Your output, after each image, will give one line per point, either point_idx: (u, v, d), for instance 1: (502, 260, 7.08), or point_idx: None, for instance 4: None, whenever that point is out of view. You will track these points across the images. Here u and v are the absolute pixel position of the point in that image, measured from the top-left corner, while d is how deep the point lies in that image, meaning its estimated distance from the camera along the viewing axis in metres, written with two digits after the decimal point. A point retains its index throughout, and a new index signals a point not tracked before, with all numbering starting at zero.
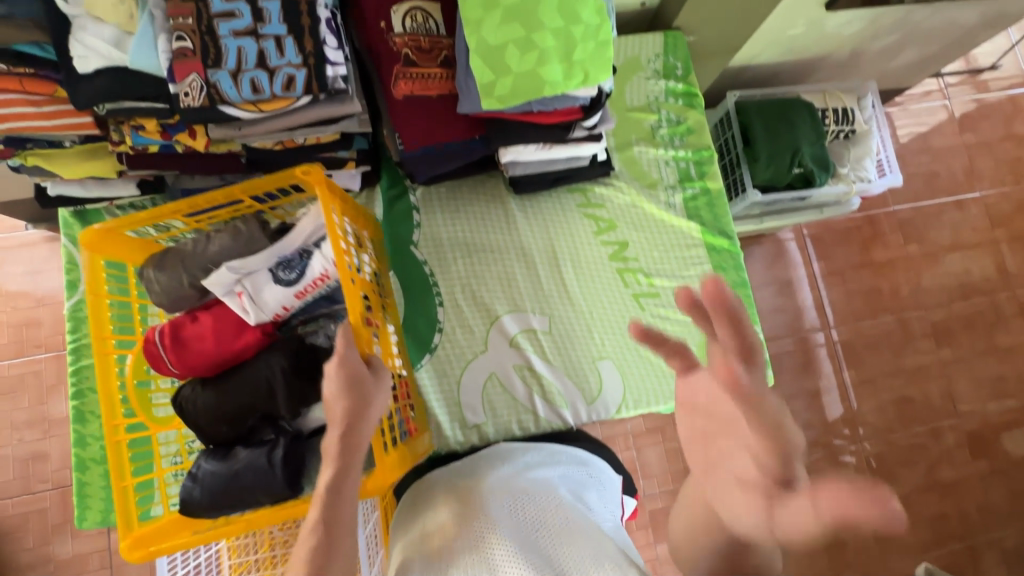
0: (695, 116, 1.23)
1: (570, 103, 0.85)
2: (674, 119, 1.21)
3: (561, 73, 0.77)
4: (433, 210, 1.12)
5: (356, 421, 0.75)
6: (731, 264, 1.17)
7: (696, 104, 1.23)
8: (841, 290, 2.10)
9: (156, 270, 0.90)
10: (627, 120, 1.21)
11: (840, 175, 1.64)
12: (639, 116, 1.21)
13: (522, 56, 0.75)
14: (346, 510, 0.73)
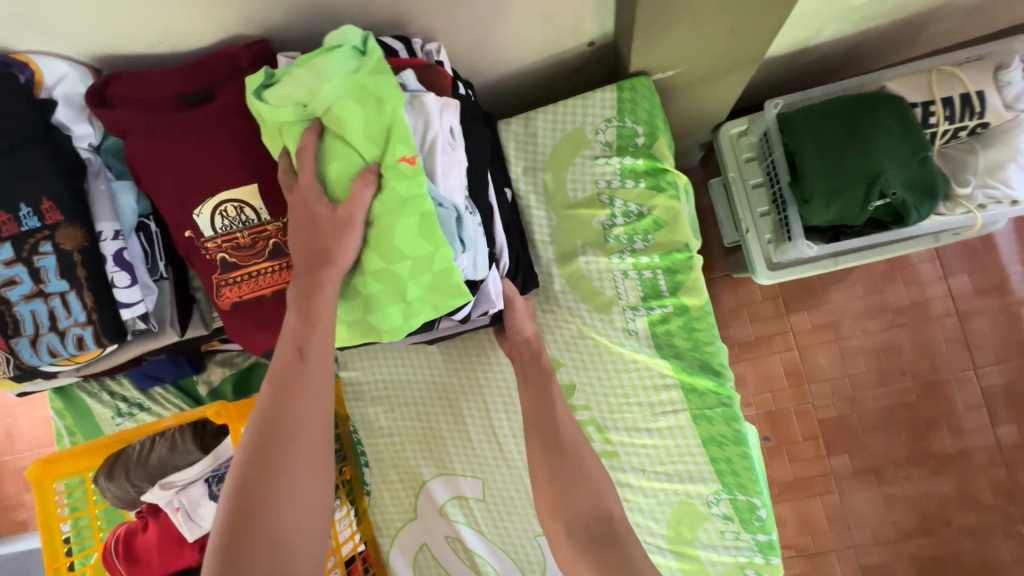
0: (666, 201, 0.92)
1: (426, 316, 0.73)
2: (634, 211, 0.93)
3: (404, 314, 0.68)
4: (351, 360, 1.01)
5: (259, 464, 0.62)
6: (720, 412, 0.88)
7: (665, 184, 0.92)
8: (996, 314, 1.48)
9: (106, 480, 0.83)
10: (569, 220, 0.95)
11: (957, 196, 1.10)
12: (587, 213, 0.94)
13: (349, 306, 0.68)
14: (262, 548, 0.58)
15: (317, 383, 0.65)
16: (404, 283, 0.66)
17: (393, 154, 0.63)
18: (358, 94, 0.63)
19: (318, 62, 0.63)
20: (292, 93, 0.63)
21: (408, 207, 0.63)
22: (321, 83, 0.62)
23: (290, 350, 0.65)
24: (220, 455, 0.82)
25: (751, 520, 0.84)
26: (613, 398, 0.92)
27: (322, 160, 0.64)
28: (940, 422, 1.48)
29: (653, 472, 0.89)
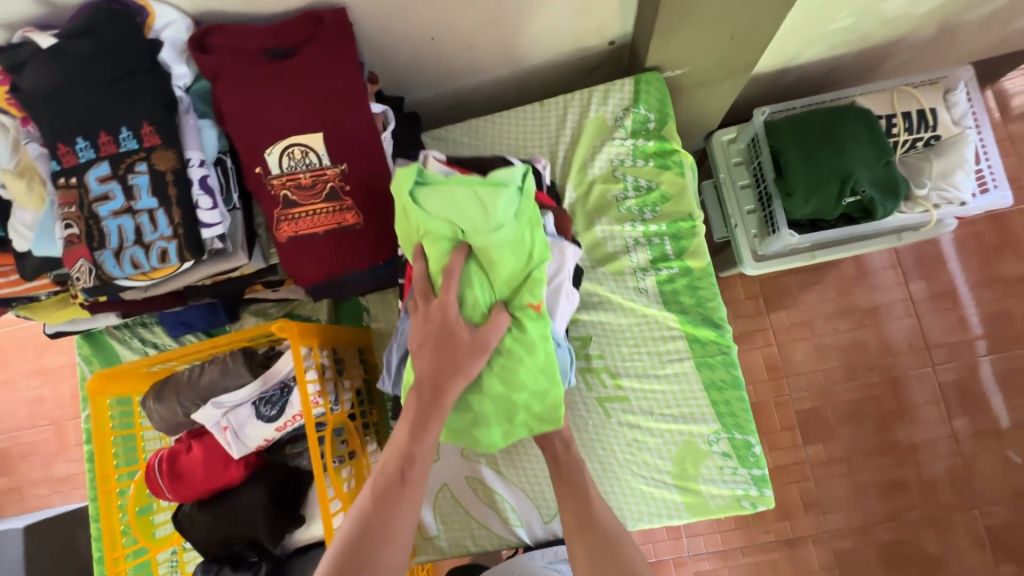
0: (672, 178, 1.06)
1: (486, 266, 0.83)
2: (644, 186, 1.06)
3: (505, 431, 0.85)
4: (380, 311, 1.08)
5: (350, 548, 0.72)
6: (720, 359, 1.00)
7: (673, 163, 1.05)
8: (949, 316, 1.66)
9: (156, 401, 0.88)
10: (588, 193, 1.08)
11: (915, 197, 1.27)
12: (604, 187, 1.07)
13: (457, 415, 0.84)
14: None
15: (411, 499, 0.76)
16: (512, 407, 0.82)
17: (523, 300, 0.79)
18: (516, 241, 0.76)
19: (490, 198, 0.72)
20: (450, 215, 0.73)
21: (535, 350, 0.81)
22: (483, 215, 0.72)
23: (395, 468, 0.76)
24: (268, 380, 0.87)
25: (748, 455, 0.95)
26: (626, 349, 1.04)
27: (462, 283, 0.78)
28: (903, 413, 1.63)
29: (661, 416, 0.99)
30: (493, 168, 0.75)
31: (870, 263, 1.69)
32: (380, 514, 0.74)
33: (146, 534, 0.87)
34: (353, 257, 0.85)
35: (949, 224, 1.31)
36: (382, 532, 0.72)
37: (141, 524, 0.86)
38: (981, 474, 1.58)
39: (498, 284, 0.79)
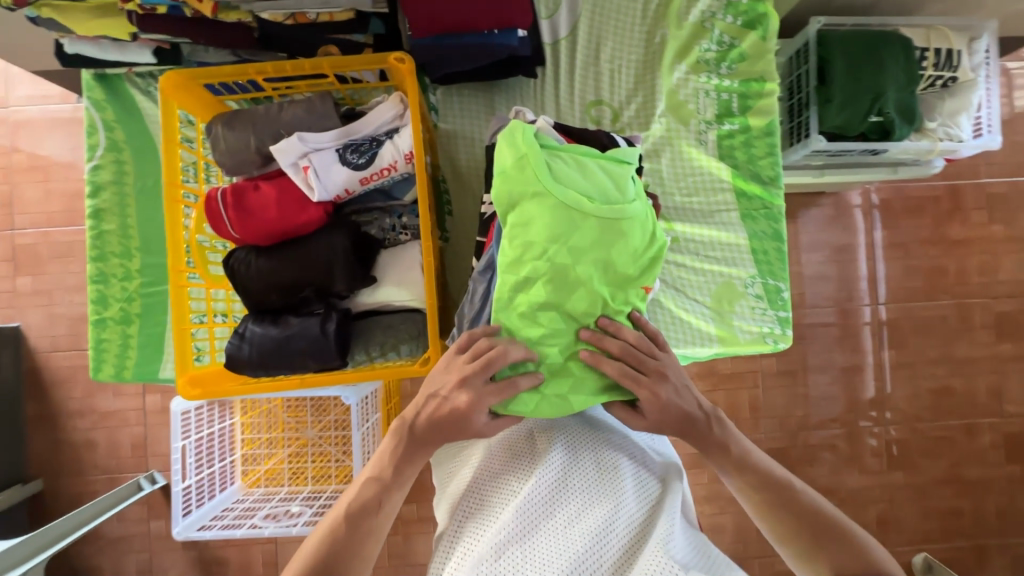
0: (755, 39, 1.02)
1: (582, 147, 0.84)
2: (726, 42, 1.03)
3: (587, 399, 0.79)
4: (451, 112, 1.04)
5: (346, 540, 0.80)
6: (764, 213, 1.05)
7: (764, 23, 1.01)
8: (898, 265, 1.76)
9: (225, 128, 0.81)
10: (673, 36, 1.04)
11: (926, 130, 1.40)
12: (691, 37, 1.04)
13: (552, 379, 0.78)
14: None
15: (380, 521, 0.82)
16: (569, 410, 0.79)
17: (640, 282, 0.79)
18: (642, 218, 0.77)
19: (622, 173, 0.77)
20: (580, 186, 0.75)
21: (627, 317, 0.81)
22: (614, 191, 0.76)
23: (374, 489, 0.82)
24: (356, 130, 0.83)
25: (777, 299, 1.04)
26: (681, 196, 1.06)
27: (581, 251, 0.74)
28: (845, 339, 1.76)
29: (705, 257, 1.06)
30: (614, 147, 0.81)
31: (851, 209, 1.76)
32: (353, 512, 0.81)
33: (203, 266, 0.82)
34: (482, 12, 0.86)
35: (935, 166, 1.50)
36: (365, 535, 0.81)
37: (198, 253, 0.81)
38: (894, 404, 1.77)
39: (615, 256, 0.75)
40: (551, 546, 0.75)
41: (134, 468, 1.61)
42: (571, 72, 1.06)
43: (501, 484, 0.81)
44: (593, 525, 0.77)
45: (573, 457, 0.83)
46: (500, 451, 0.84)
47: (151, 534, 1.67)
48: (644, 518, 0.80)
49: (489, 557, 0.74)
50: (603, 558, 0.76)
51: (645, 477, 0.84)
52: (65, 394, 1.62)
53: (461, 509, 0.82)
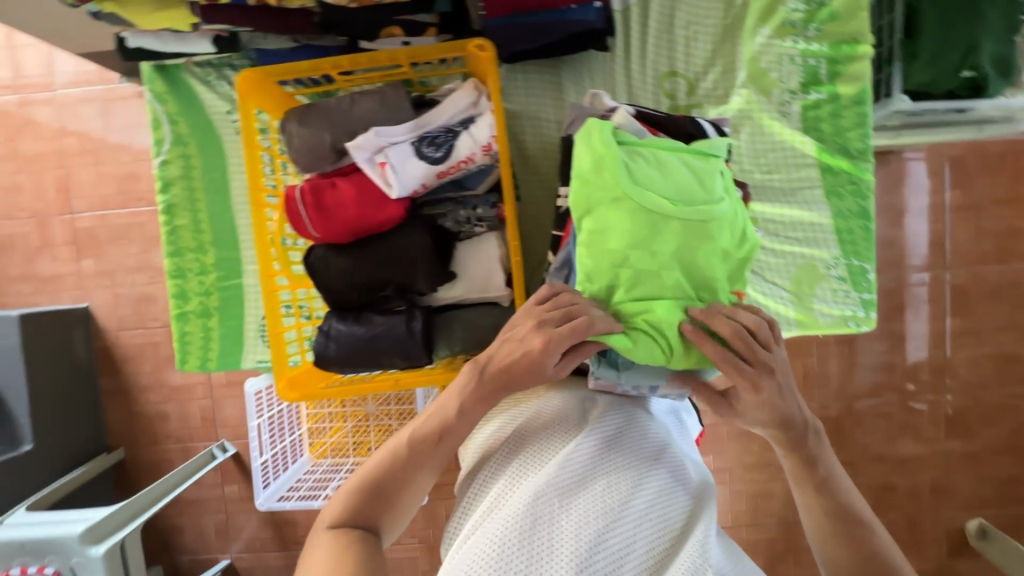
0: None
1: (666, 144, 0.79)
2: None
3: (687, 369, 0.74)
4: (518, 92, 0.99)
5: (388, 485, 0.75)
6: (851, 190, 0.99)
7: None
8: (968, 229, 1.57)
9: (299, 125, 0.79)
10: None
11: (1019, 85, 1.26)
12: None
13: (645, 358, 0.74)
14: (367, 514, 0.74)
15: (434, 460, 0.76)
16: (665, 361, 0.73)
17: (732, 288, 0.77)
18: (732, 217, 0.74)
19: (709, 172, 0.74)
20: (663, 189, 0.72)
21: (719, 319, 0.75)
22: (701, 190, 0.73)
23: (434, 430, 0.75)
24: (430, 121, 0.79)
25: (861, 280, 1.00)
26: (760, 173, 1.01)
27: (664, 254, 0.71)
28: (908, 309, 1.59)
29: (785, 239, 1.02)
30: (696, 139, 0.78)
31: (913, 166, 1.56)
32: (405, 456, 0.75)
33: (287, 266, 0.83)
34: None
35: None
36: (399, 486, 0.76)
37: (282, 254, 0.81)
38: (953, 372, 1.62)
39: (703, 258, 0.72)
40: (585, 513, 0.69)
41: (205, 437, 1.70)
42: (643, 42, 0.98)
43: (539, 448, 0.78)
44: (630, 501, 0.72)
45: (617, 434, 0.79)
46: (548, 418, 0.80)
47: (226, 497, 1.79)
48: (684, 514, 0.74)
49: (518, 510, 0.69)
50: (635, 549, 0.69)
51: (684, 472, 0.79)
52: (137, 369, 1.69)
53: (492, 467, 0.79)
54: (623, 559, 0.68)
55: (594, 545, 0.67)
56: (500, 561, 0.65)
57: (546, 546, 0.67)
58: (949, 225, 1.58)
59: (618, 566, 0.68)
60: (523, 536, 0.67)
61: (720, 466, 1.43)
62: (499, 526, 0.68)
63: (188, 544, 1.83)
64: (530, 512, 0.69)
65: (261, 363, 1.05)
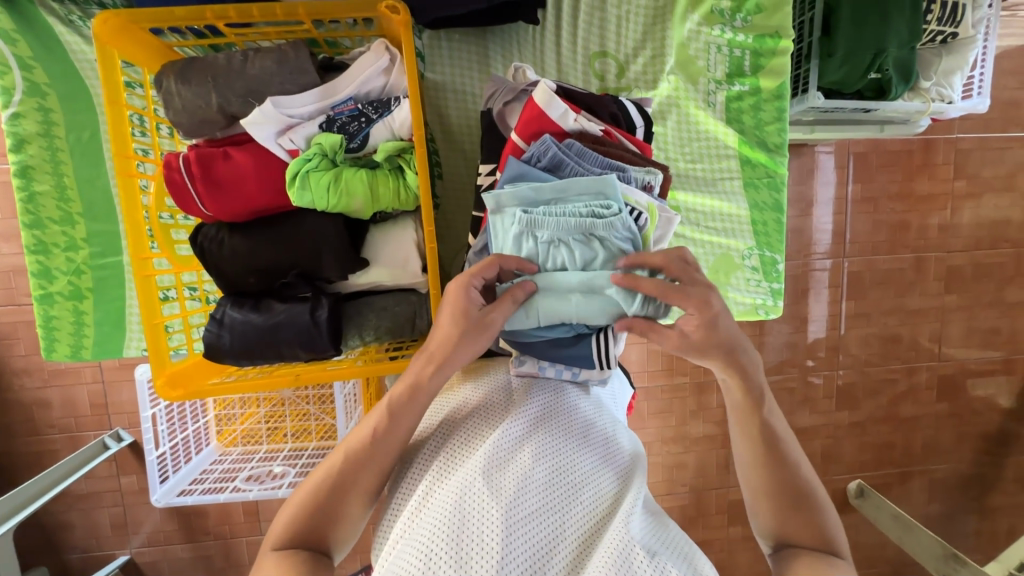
0: None
1: (590, 128, 0.74)
2: None
3: (368, 181, 0.71)
4: (441, 62, 0.92)
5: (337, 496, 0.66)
6: (766, 182, 1.02)
7: None
8: (868, 220, 1.70)
9: (179, 82, 0.68)
10: None
11: (920, 89, 1.33)
12: None
13: (348, 190, 0.71)
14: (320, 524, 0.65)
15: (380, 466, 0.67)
16: (371, 194, 0.72)
17: (310, 156, 0.70)
18: (326, 151, 0.70)
19: (338, 159, 0.71)
20: (359, 194, 0.71)
21: (321, 159, 0.70)
22: (341, 169, 0.71)
23: (382, 438, 0.67)
24: (335, 93, 0.71)
25: (771, 271, 1.05)
26: (684, 163, 1.01)
27: (346, 190, 0.70)
28: (812, 293, 1.70)
29: (705, 228, 1.04)
30: (323, 138, 0.71)
31: (827, 159, 1.65)
32: (345, 479, 0.66)
33: (168, 247, 0.73)
34: None
35: (920, 127, 1.41)
36: (342, 497, 0.66)
37: (161, 233, 0.71)
38: (845, 351, 1.77)
39: (340, 175, 0.70)
40: (510, 499, 0.59)
41: (97, 427, 1.51)
42: (574, 18, 0.94)
43: (462, 434, 0.68)
44: (560, 479, 0.64)
45: (549, 411, 0.71)
46: (475, 406, 0.71)
47: (123, 489, 1.63)
48: (612, 492, 0.66)
49: (439, 503, 0.59)
50: (564, 534, 0.60)
51: (618, 454, 0.71)
52: (9, 352, 1.46)
53: (419, 465, 0.68)
54: (551, 545, 0.59)
55: (515, 535, 0.57)
56: (420, 563, 0.55)
57: (468, 543, 0.56)
58: (851, 217, 1.69)
59: (545, 556, 0.58)
60: (445, 534, 0.56)
61: (641, 440, 1.47)
62: (421, 525, 0.58)
63: (78, 541, 1.65)
64: (451, 501, 0.59)
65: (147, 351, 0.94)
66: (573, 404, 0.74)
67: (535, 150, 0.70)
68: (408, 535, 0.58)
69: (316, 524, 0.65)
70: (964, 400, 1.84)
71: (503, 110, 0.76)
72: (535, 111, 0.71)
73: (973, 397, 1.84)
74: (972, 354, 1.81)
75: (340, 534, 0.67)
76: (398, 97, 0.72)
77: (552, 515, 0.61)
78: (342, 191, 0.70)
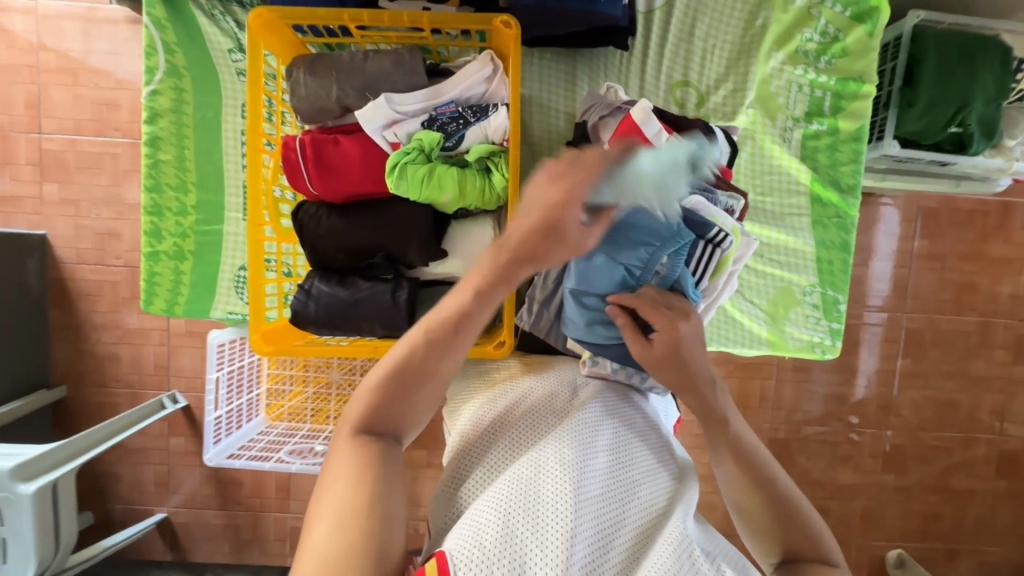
0: (861, 34, 0.95)
1: None
2: (830, 34, 0.97)
3: (458, 177, 0.77)
4: (531, 76, 0.98)
5: (407, 380, 0.67)
6: (835, 222, 1.03)
7: (874, 18, 0.94)
8: (933, 277, 1.64)
9: (307, 73, 0.77)
10: (776, 23, 0.97)
11: (1003, 147, 1.30)
12: (794, 24, 0.97)
13: (439, 184, 0.76)
14: (394, 406, 0.67)
15: (453, 352, 0.68)
16: (460, 189, 0.77)
17: (408, 150, 0.76)
18: (423, 147, 0.76)
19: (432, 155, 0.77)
20: (449, 188, 0.77)
21: (417, 153, 0.76)
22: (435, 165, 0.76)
23: (451, 321, 0.66)
24: (440, 96, 0.78)
25: (833, 311, 1.04)
26: (754, 194, 1.03)
27: (437, 184, 0.76)
28: (866, 344, 1.66)
29: (769, 261, 1.05)
30: (421, 134, 0.76)
31: (895, 211, 1.62)
32: (416, 366, 0.67)
33: (275, 218, 0.81)
34: None
35: (999, 186, 1.38)
36: (416, 380, 0.67)
37: (272, 205, 0.79)
38: (897, 410, 1.70)
39: (433, 170, 0.76)
40: (581, 480, 0.61)
41: (157, 386, 1.62)
42: (660, 48, 0.99)
43: (528, 419, 0.71)
44: (621, 473, 0.66)
45: (613, 408, 0.73)
46: (538, 395, 0.74)
47: (171, 449, 1.72)
48: (669, 492, 0.68)
49: (512, 475, 0.62)
50: (625, 523, 0.62)
51: (674, 459, 0.73)
52: (92, 308, 1.58)
53: (483, 440, 0.71)
54: (615, 530, 0.61)
55: (584, 515, 0.59)
56: (498, 522, 0.56)
57: (541, 513, 0.58)
58: (915, 272, 1.65)
59: (609, 539, 0.60)
60: (521, 503, 0.58)
61: None
62: (494, 491, 0.60)
63: (124, 492, 1.76)
64: (522, 473, 0.61)
65: (230, 315, 1.02)
66: (630, 405, 0.76)
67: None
68: (478, 499, 0.61)
69: (385, 408, 0.67)
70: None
71: (597, 123, 0.81)
72: (631, 127, 0.75)
73: None
74: None
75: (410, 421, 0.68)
76: (496, 104, 0.78)
77: (614, 503, 0.62)
78: (434, 184, 0.76)
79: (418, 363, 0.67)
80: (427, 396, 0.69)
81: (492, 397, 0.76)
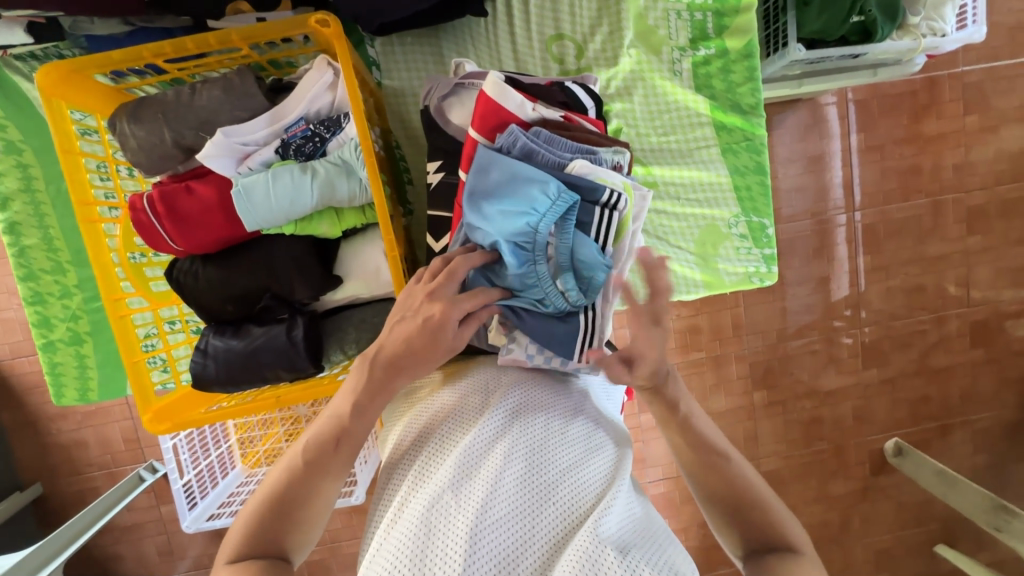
0: None
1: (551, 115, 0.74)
2: None
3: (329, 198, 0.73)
4: (396, 66, 0.91)
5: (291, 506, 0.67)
6: (744, 146, 0.99)
7: None
8: (874, 168, 1.62)
9: (132, 123, 0.69)
10: None
11: (908, 26, 1.24)
12: None
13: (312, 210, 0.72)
14: (278, 528, 0.66)
15: (336, 466, 0.69)
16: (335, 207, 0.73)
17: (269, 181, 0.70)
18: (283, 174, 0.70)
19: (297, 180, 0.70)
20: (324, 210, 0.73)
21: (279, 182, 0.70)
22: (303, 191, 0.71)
23: (329, 434, 0.68)
24: (284, 115, 0.72)
25: (761, 237, 1.01)
26: (656, 136, 0.99)
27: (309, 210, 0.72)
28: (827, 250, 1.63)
29: (686, 201, 1.01)
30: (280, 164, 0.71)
31: (825, 111, 1.58)
32: (293, 494, 0.67)
33: (143, 285, 0.75)
34: None
35: (916, 65, 1.32)
36: (303, 498, 0.67)
37: (134, 273, 0.73)
38: (867, 308, 1.69)
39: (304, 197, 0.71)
40: (478, 506, 0.59)
41: (133, 459, 1.54)
42: (524, 6, 0.92)
43: (438, 441, 0.68)
44: (532, 483, 0.63)
45: (524, 406, 0.70)
46: (452, 408, 0.71)
47: (164, 517, 1.67)
48: (592, 490, 0.65)
49: (410, 512, 0.60)
50: (536, 538, 0.59)
51: (601, 450, 0.70)
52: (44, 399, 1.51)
53: (401, 470, 0.69)
54: (524, 548, 0.58)
55: (483, 543, 0.57)
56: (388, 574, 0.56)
57: (434, 552, 0.56)
58: (857, 168, 1.62)
59: (517, 559, 0.58)
60: (412, 545, 0.57)
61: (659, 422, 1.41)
62: (393, 535, 0.59)
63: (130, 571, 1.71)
64: (418, 510, 0.59)
65: None
66: (549, 401, 0.72)
67: (504, 141, 0.69)
68: (381, 543, 0.59)
69: (271, 529, 0.66)
70: (1001, 343, 1.73)
71: (440, 105, 0.78)
72: (488, 106, 0.71)
73: (1012, 340, 1.73)
74: (1005, 295, 1.70)
75: (296, 539, 0.67)
76: (347, 113, 0.73)
77: (523, 519, 0.60)
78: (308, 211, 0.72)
79: (292, 488, 0.67)
80: (317, 510, 0.69)
81: (410, 421, 0.73)
